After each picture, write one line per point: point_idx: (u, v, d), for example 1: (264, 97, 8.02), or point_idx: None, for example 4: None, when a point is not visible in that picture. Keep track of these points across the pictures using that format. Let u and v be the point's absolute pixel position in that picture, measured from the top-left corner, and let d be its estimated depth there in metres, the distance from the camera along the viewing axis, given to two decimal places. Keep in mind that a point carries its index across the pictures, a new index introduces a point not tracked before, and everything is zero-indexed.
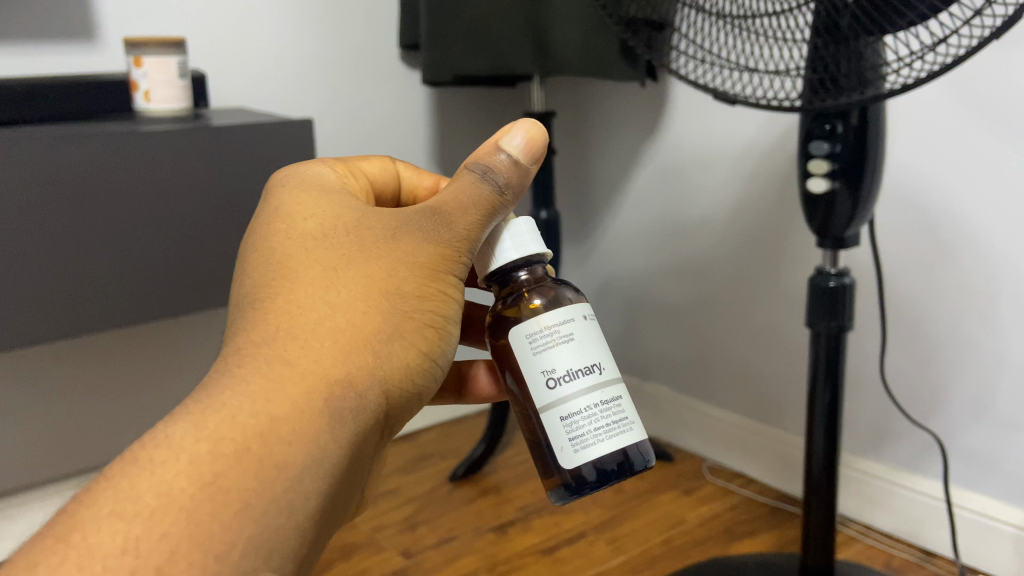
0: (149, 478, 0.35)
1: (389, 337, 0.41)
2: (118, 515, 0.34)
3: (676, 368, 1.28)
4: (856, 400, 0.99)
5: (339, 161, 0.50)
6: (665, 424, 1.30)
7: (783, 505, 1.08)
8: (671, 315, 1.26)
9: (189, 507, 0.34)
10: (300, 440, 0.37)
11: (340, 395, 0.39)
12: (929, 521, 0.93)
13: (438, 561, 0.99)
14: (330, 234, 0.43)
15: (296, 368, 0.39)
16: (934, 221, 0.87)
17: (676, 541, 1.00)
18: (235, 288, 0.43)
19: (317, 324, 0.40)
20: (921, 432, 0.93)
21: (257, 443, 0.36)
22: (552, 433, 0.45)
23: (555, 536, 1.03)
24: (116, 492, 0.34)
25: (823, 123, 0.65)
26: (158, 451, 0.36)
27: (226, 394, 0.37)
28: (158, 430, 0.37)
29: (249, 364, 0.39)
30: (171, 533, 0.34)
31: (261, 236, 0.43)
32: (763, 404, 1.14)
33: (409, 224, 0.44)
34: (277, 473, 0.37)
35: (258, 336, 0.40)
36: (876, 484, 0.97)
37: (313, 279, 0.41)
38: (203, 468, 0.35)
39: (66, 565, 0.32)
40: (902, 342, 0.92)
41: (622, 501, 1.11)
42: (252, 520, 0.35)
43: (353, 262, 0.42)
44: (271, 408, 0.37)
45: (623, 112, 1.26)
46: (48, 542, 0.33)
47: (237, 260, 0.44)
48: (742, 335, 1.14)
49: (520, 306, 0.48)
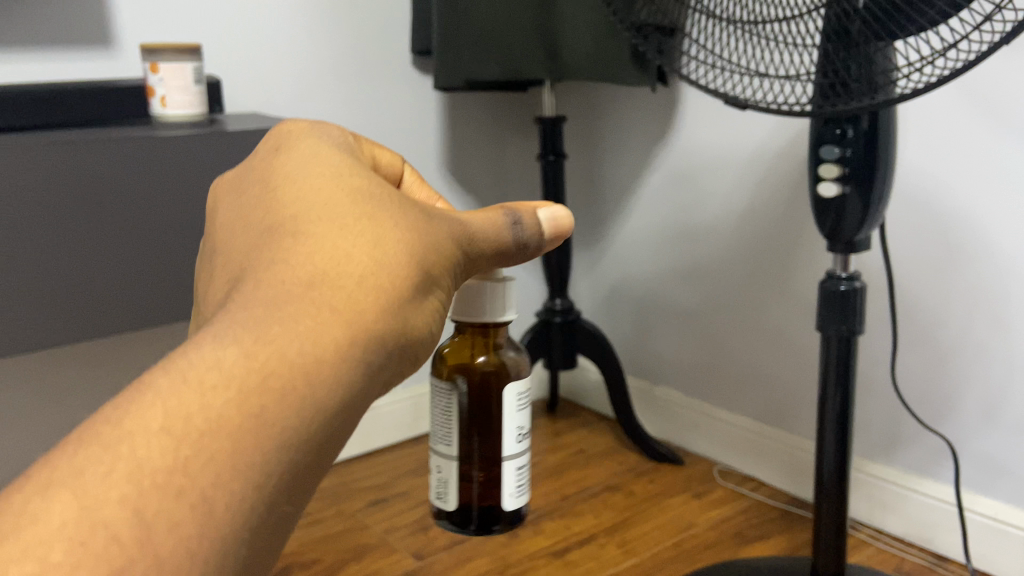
0: (198, 393, 0.29)
1: (417, 300, 0.35)
2: (168, 431, 0.28)
3: (686, 371, 1.28)
4: (866, 405, 0.99)
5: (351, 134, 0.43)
6: (675, 427, 1.30)
7: (792, 509, 1.08)
8: (681, 319, 1.27)
9: (235, 434, 0.29)
10: (343, 392, 0.31)
11: (380, 353, 0.33)
12: (940, 525, 0.93)
13: (450, 562, 1.00)
14: (373, 188, 0.36)
15: (343, 316, 0.31)
16: (945, 226, 0.87)
17: (686, 544, 1.00)
18: (261, 215, 0.35)
19: (365, 275, 0.33)
20: (931, 436, 0.93)
21: (303, 384, 0.30)
22: (506, 480, 0.51)
23: (565, 539, 1.03)
24: (165, 403, 0.28)
25: (834, 127, 0.66)
26: (201, 373, 0.29)
27: (273, 327, 0.30)
28: (201, 345, 0.30)
29: (296, 303, 0.31)
30: (218, 458, 0.28)
31: (302, 171, 0.36)
32: (774, 408, 1.13)
33: (442, 211, 0.38)
34: (318, 417, 0.30)
35: (302, 274, 0.32)
36: (886, 488, 0.98)
37: (359, 228, 0.34)
38: (250, 401, 0.29)
39: (117, 475, 0.27)
40: (913, 345, 0.92)
41: (631, 504, 1.11)
42: (289, 462, 0.30)
43: (401, 218, 0.35)
44: (318, 353, 0.31)
45: (635, 115, 1.26)
46: (92, 446, 0.27)
47: (262, 189, 0.37)
48: (756, 339, 1.14)
49: (472, 365, 0.51)
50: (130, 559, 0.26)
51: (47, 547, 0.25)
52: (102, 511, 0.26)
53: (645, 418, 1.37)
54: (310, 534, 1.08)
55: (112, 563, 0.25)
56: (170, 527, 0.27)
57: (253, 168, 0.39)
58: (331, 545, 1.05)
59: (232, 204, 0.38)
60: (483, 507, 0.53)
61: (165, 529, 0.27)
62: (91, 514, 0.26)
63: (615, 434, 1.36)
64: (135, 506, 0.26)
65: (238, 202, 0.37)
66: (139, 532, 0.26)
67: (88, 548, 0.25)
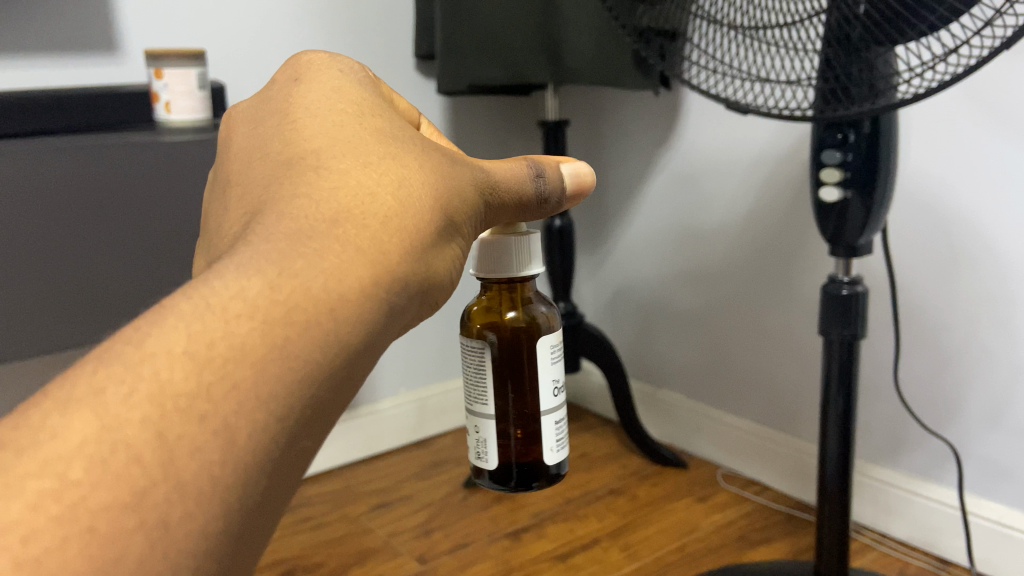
0: (221, 320, 0.28)
1: (434, 246, 0.35)
2: (190, 354, 0.27)
3: (689, 372, 1.28)
4: (870, 410, 0.99)
5: (388, 89, 0.43)
6: (678, 431, 1.30)
7: (795, 513, 1.07)
8: (683, 322, 1.27)
9: (258, 364, 0.28)
10: (362, 329, 0.31)
11: (396, 294, 0.33)
12: (945, 529, 0.92)
13: (454, 566, 1.00)
14: (391, 133, 0.36)
15: (367, 255, 0.32)
16: (948, 231, 0.87)
17: (689, 548, 1.00)
18: (280, 148, 0.35)
19: (389, 215, 0.33)
20: (935, 440, 0.92)
21: (326, 320, 0.30)
22: (546, 435, 0.47)
23: (569, 543, 1.03)
24: (187, 329, 0.28)
25: (835, 132, 0.66)
26: (229, 301, 0.28)
27: (298, 262, 0.30)
28: (223, 273, 0.29)
29: (321, 239, 0.31)
30: (240, 387, 0.27)
31: (324, 108, 0.36)
32: (775, 412, 1.14)
33: (460, 159, 0.39)
34: (337, 353, 0.30)
35: (326, 211, 0.32)
36: (890, 492, 0.97)
37: (382, 169, 0.34)
38: (274, 331, 0.29)
39: (139, 397, 0.26)
40: (916, 350, 0.92)
41: (635, 508, 1.11)
42: (308, 397, 0.29)
43: (421, 164, 0.36)
44: (341, 290, 0.30)
45: (637, 119, 1.26)
46: (115, 366, 0.26)
47: (281, 122, 0.37)
48: (759, 338, 1.14)
49: (500, 320, 0.48)
50: (151, 481, 0.25)
51: (66, 463, 0.24)
52: (122, 431, 0.25)
53: (649, 421, 1.36)
54: (314, 538, 1.09)
55: (133, 484, 0.25)
56: (191, 451, 0.26)
57: (268, 103, 0.39)
58: (336, 549, 1.06)
59: (248, 135, 0.38)
60: (523, 468, 0.48)
61: (186, 453, 0.26)
62: (110, 434, 0.25)
63: (619, 437, 1.36)
64: (158, 430, 0.26)
65: (258, 133, 0.37)
66: (161, 455, 0.25)
67: (108, 467, 0.25)
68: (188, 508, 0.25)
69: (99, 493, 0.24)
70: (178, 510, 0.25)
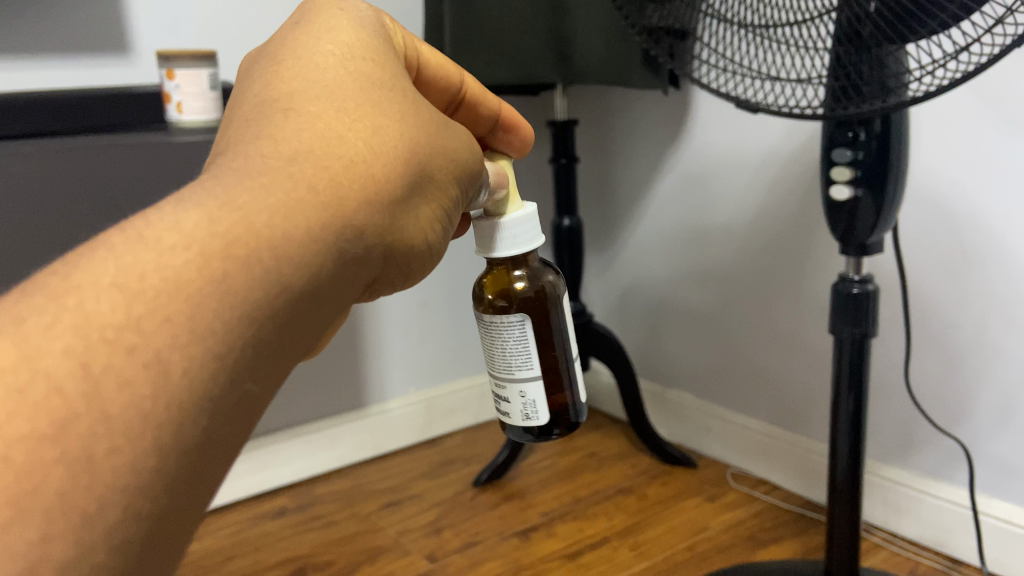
0: (154, 253, 0.28)
1: (400, 203, 0.37)
2: (120, 287, 0.27)
3: (698, 372, 1.28)
4: (880, 409, 0.99)
5: (393, 23, 0.47)
6: (688, 429, 1.30)
7: (805, 512, 1.07)
8: (692, 320, 1.27)
9: (194, 298, 0.28)
10: (306, 265, 0.32)
11: (349, 240, 0.34)
12: (955, 529, 0.92)
13: (463, 564, 1.00)
14: (378, 83, 0.39)
15: (320, 196, 0.33)
16: (958, 230, 0.87)
17: (698, 548, 1.00)
18: (263, 88, 0.38)
19: (354, 161, 0.35)
20: (946, 439, 0.92)
21: (268, 256, 0.31)
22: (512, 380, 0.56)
23: (577, 542, 1.03)
24: (117, 263, 0.28)
25: (845, 130, 0.66)
26: (168, 236, 0.29)
27: (242, 197, 0.31)
28: (162, 211, 0.31)
29: (271, 175, 0.33)
30: (174, 320, 0.27)
31: (314, 51, 0.40)
32: (786, 410, 1.13)
33: (453, 123, 0.43)
34: (278, 291, 0.31)
35: (285, 150, 0.34)
36: (900, 492, 0.97)
37: (355, 114, 0.37)
38: (212, 265, 0.29)
39: (62, 328, 0.26)
40: (926, 348, 0.92)
41: (645, 506, 1.12)
42: (247, 334, 0.29)
43: (403, 116, 0.39)
44: (286, 230, 0.31)
45: (648, 118, 1.26)
46: (37, 299, 0.27)
47: (269, 65, 0.40)
48: (761, 331, 1.14)
49: (510, 291, 0.53)
50: (73, 412, 0.25)
51: None
52: (43, 361, 0.25)
53: (659, 421, 1.37)
54: (325, 537, 1.10)
55: (52, 414, 0.25)
56: (118, 383, 0.26)
57: (268, 47, 0.42)
58: (345, 547, 1.06)
59: (244, 74, 0.41)
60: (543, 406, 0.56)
61: (112, 384, 0.26)
62: (30, 364, 0.25)
63: (629, 437, 1.36)
64: (82, 360, 0.26)
65: (247, 76, 0.40)
66: (84, 386, 0.25)
67: (26, 397, 0.25)
68: (116, 441, 0.25)
69: (17, 423, 0.24)
70: (104, 442, 0.25)
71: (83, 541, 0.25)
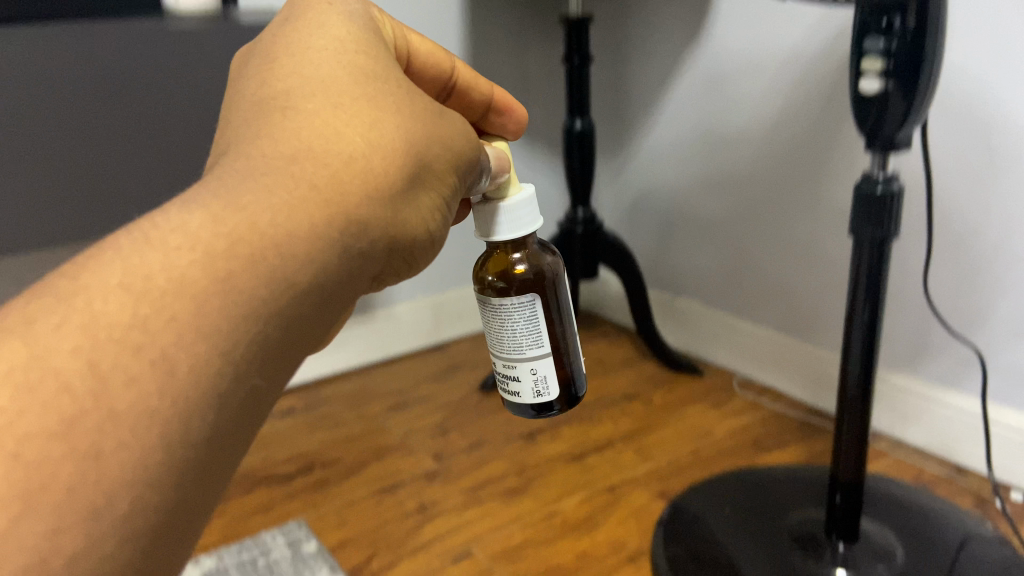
0: (160, 254, 0.31)
1: (401, 195, 0.38)
2: (126, 287, 0.30)
3: (707, 280, 1.27)
4: (894, 316, 0.98)
5: (381, 12, 0.48)
6: (696, 338, 1.31)
7: (811, 420, 1.07)
8: (704, 228, 1.25)
9: (199, 298, 0.30)
10: (309, 261, 0.33)
11: (353, 236, 0.35)
12: (962, 437, 0.92)
13: (468, 464, 1.01)
14: (371, 74, 0.40)
15: (321, 194, 0.34)
16: (989, 130, 0.83)
17: (704, 452, 1.01)
18: (256, 86, 0.39)
19: (352, 157, 0.36)
20: (961, 346, 0.90)
21: (274, 256, 0.32)
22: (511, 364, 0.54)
23: (584, 443, 1.04)
24: (124, 264, 0.30)
25: (880, 18, 0.62)
26: (173, 237, 0.31)
27: (246, 198, 0.33)
28: (168, 212, 0.33)
29: (273, 175, 0.34)
30: (179, 319, 0.30)
31: (308, 47, 0.40)
32: (795, 318, 1.12)
33: (449, 111, 0.43)
34: (285, 287, 0.33)
35: (286, 150, 0.35)
36: (909, 399, 0.97)
37: (353, 110, 0.37)
38: (217, 264, 0.31)
39: (70, 328, 0.29)
40: (945, 254, 0.90)
41: (650, 412, 1.12)
42: (255, 332, 0.32)
43: (398, 108, 0.39)
44: (289, 228, 0.33)
45: (664, 17, 1.21)
46: (48, 300, 0.30)
47: (262, 63, 0.41)
48: (773, 239, 1.12)
49: (509, 273, 0.51)
50: (81, 409, 0.28)
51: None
52: (54, 361, 0.28)
53: (666, 330, 1.37)
54: (332, 436, 1.10)
55: (62, 412, 0.27)
56: (125, 381, 0.28)
57: (260, 41, 0.43)
58: (353, 445, 1.08)
59: (235, 72, 0.42)
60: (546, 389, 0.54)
61: (119, 381, 0.28)
62: (40, 363, 0.28)
63: (634, 345, 1.36)
64: (88, 357, 0.28)
65: (244, 73, 0.41)
66: (91, 384, 0.28)
67: (37, 394, 0.27)
68: (122, 437, 0.28)
69: (27, 419, 0.27)
70: (111, 438, 0.28)
71: (93, 533, 0.27)
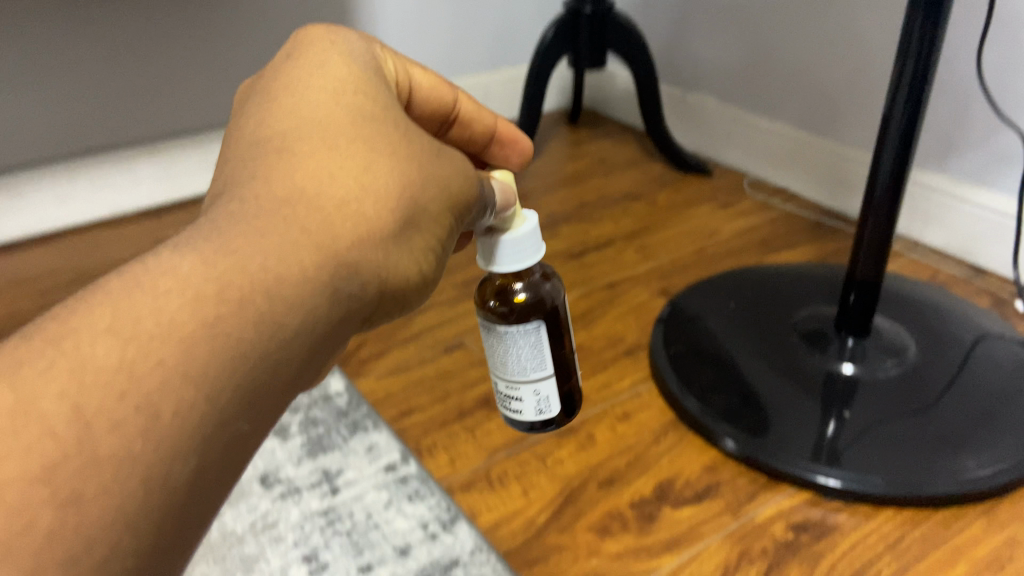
0: (150, 298, 0.28)
1: (396, 236, 0.35)
2: (115, 332, 0.27)
3: (726, 74, 1.17)
4: (935, 106, 0.89)
5: (386, 49, 0.44)
6: (709, 136, 1.23)
7: (824, 220, 1.02)
8: (728, 15, 1.12)
9: (185, 342, 0.27)
10: (300, 304, 0.31)
11: (341, 286, 0.32)
12: (986, 237, 0.87)
13: (463, 260, 0.97)
14: (369, 117, 0.36)
15: (313, 237, 0.32)
16: None
17: (708, 251, 0.96)
18: (253, 128, 0.36)
19: (346, 200, 0.33)
20: (1006, 133, 0.82)
21: (262, 297, 0.30)
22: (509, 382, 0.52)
23: (584, 241, 1.00)
24: (114, 307, 0.27)
25: None
26: (163, 280, 0.28)
27: (237, 240, 0.30)
28: (161, 254, 0.30)
29: (266, 218, 0.31)
30: (166, 364, 0.27)
31: (305, 87, 0.37)
32: (817, 114, 1.03)
33: (449, 149, 0.39)
34: (271, 340, 0.30)
35: (280, 191, 0.32)
36: (932, 197, 0.91)
37: (347, 153, 0.34)
38: (206, 307, 0.28)
39: (56, 371, 0.26)
40: (1003, 32, 0.78)
41: (654, 212, 1.06)
42: (240, 397, 0.29)
43: (393, 150, 0.35)
44: (279, 271, 0.30)
45: None
46: (36, 341, 0.27)
47: (261, 101, 0.37)
48: (803, 27, 1.00)
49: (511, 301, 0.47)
50: (63, 453, 0.25)
51: None
52: (39, 403, 0.25)
53: (677, 128, 1.29)
54: None
55: (44, 454, 0.24)
56: (110, 426, 0.25)
57: (260, 79, 0.40)
58: None
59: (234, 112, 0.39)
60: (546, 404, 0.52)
61: (103, 426, 0.25)
62: (25, 408, 0.25)
63: (640, 144, 1.29)
64: (74, 401, 0.25)
65: (242, 110, 0.38)
66: (76, 428, 0.25)
67: (19, 438, 0.24)
68: (103, 479, 0.25)
69: (7, 463, 0.24)
70: (93, 482, 0.25)
71: None
